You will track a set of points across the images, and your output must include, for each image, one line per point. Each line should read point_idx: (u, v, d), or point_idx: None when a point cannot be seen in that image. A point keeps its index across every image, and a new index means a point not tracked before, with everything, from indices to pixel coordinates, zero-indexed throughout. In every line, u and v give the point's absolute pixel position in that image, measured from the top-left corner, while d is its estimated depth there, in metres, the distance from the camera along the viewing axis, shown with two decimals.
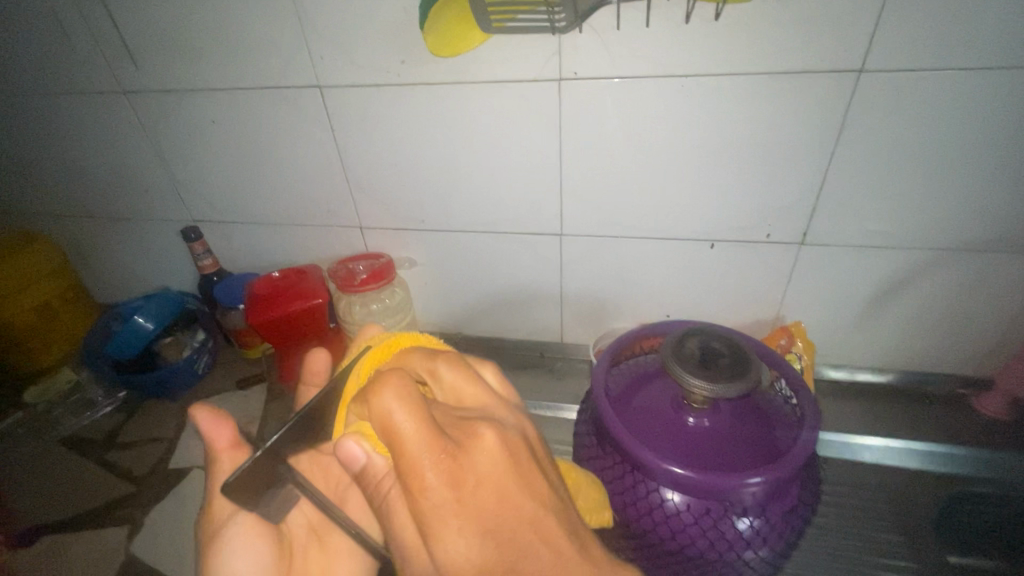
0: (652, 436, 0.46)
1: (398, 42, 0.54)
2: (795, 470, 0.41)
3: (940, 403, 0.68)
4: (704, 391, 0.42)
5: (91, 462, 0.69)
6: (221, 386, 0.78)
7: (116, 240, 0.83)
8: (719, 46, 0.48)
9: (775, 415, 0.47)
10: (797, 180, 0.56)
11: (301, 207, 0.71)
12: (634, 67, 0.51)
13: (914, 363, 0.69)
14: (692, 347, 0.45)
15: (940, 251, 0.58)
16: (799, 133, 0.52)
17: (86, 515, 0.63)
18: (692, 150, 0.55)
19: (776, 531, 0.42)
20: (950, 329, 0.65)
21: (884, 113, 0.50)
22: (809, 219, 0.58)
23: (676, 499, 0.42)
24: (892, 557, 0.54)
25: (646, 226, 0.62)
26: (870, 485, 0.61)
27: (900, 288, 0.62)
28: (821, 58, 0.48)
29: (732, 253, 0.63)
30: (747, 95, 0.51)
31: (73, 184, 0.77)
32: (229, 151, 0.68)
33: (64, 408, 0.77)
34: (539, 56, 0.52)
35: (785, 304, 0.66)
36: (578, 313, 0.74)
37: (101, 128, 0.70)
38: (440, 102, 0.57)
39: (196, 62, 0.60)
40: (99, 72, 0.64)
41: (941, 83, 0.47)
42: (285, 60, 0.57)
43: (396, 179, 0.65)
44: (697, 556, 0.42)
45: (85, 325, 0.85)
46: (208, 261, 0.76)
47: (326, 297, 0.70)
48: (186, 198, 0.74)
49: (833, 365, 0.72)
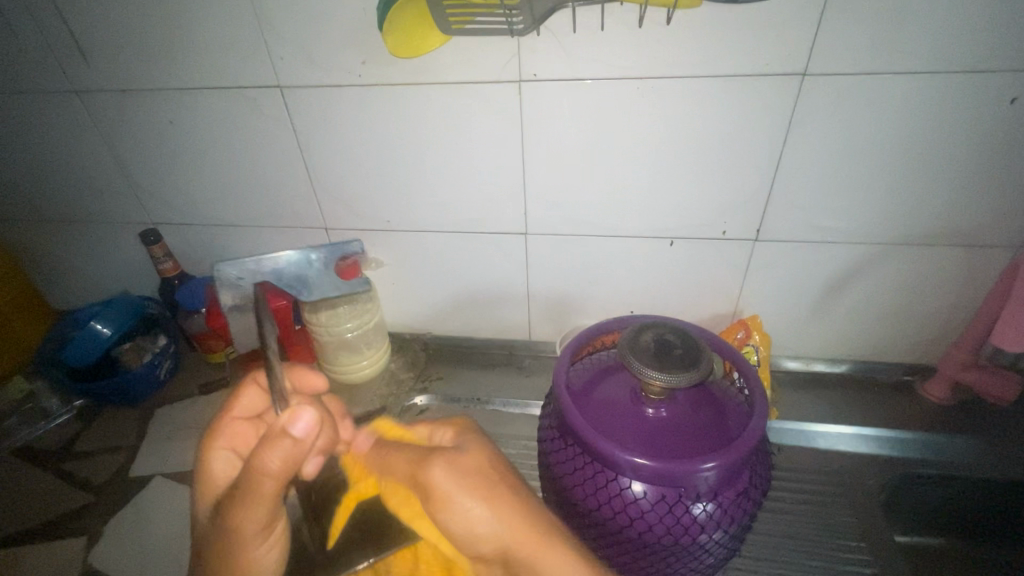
0: (612, 427, 0.47)
1: (358, 43, 0.54)
2: (746, 455, 0.42)
3: (887, 390, 0.72)
4: (659, 382, 0.43)
5: (46, 473, 0.67)
6: (183, 391, 0.76)
7: (71, 244, 0.80)
8: (670, 51, 0.50)
9: (728, 404, 0.49)
10: (749, 181, 0.58)
11: (265, 209, 0.70)
12: (591, 70, 0.52)
13: (862, 353, 0.72)
14: (647, 340, 0.47)
15: (882, 245, 0.61)
16: (748, 135, 0.54)
17: (40, 527, 0.61)
18: (650, 152, 0.57)
19: (730, 514, 0.44)
20: (894, 319, 0.68)
21: (826, 114, 0.52)
22: (762, 217, 0.61)
23: (635, 487, 0.44)
24: (843, 538, 0.57)
25: (607, 225, 0.64)
26: (824, 469, 0.64)
27: (849, 279, 0.65)
28: (767, 61, 0.50)
29: (691, 249, 0.65)
30: (699, 98, 0.53)
31: (23, 186, 0.75)
32: (187, 151, 0.66)
33: (16, 418, 0.74)
34: (499, 58, 0.53)
35: (742, 298, 0.69)
36: (544, 311, 0.75)
37: (51, 128, 0.68)
38: (401, 103, 0.57)
39: (150, 61, 0.59)
40: (49, 71, 0.63)
41: (878, 85, 0.50)
42: (244, 59, 0.57)
43: (360, 179, 0.65)
44: (655, 542, 0.44)
45: (38, 332, 0.82)
46: (169, 263, 0.75)
47: (293, 299, 0.70)
48: (144, 200, 0.73)
49: (790, 356, 0.75)
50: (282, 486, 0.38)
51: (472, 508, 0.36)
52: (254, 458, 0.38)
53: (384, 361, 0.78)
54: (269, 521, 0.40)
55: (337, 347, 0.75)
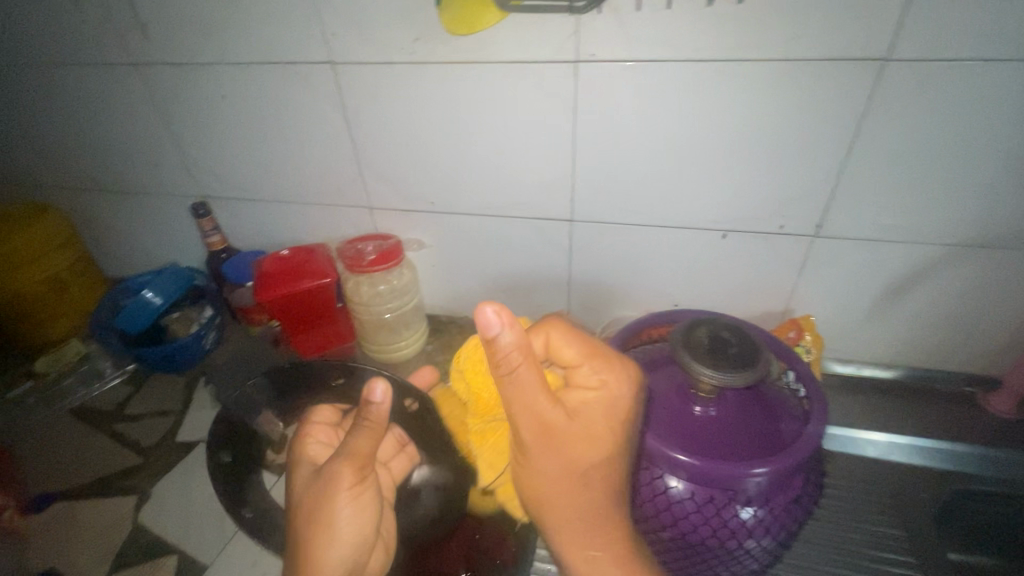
0: (658, 422, 0.46)
1: (412, 18, 0.53)
2: (800, 462, 0.40)
3: (946, 400, 0.68)
4: (712, 380, 0.41)
5: (99, 432, 0.70)
6: (229, 360, 0.78)
7: (125, 214, 0.83)
8: (740, 29, 0.47)
9: (781, 407, 0.47)
10: (813, 174, 0.55)
11: (311, 185, 0.71)
12: (651, 51, 0.50)
13: (920, 359, 0.69)
14: (702, 336, 0.45)
15: (954, 247, 0.57)
16: (817, 123, 0.51)
17: (94, 483, 0.64)
18: (706, 139, 0.55)
19: (780, 520, 0.42)
20: (960, 326, 0.64)
21: (904, 102, 0.49)
22: (824, 212, 0.57)
23: (679, 486, 0.42)
24: (890, 551, 0.54)
25: (657, 214, 0.62)
26: (873, 478, 0.61)
27: (913, 282, 0.61)
28: (846, 44, 0.46)
29: (743, 243, 0.62)
30: (764, 85, 0.50)
31: (83, 156, 0.77)
32: (238, 126, 0.67)
33: (73, 379, 0.77)
34: (556, 37, 0.51)
35: (795, 296, 0.66)
36: (585, 299, 0.73)
37: (110, 99, 0.69)
38: (451, 80, 0.56)
39: (207, 34, 0.60)
40: (110, 43, 0.64)
41: (965, 72, 0.46)
42: (297, 33, 0.57)
43: (405, 158, 0.64)
44: (698, 543, 0.43)
45: (93, 298, 0.86)
46: (216, 237, 0.76)
47: (334, 277, 0.70)
48: (195, 173, 0.74)
49: (841, 359, 0.71)
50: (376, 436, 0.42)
51: (595, 377, 0.39)
52: (303, 440, 0.48)
53: (422, 342, 0.79)
54: (359, 477, 0.43)
55: (376, 326, 0.76)
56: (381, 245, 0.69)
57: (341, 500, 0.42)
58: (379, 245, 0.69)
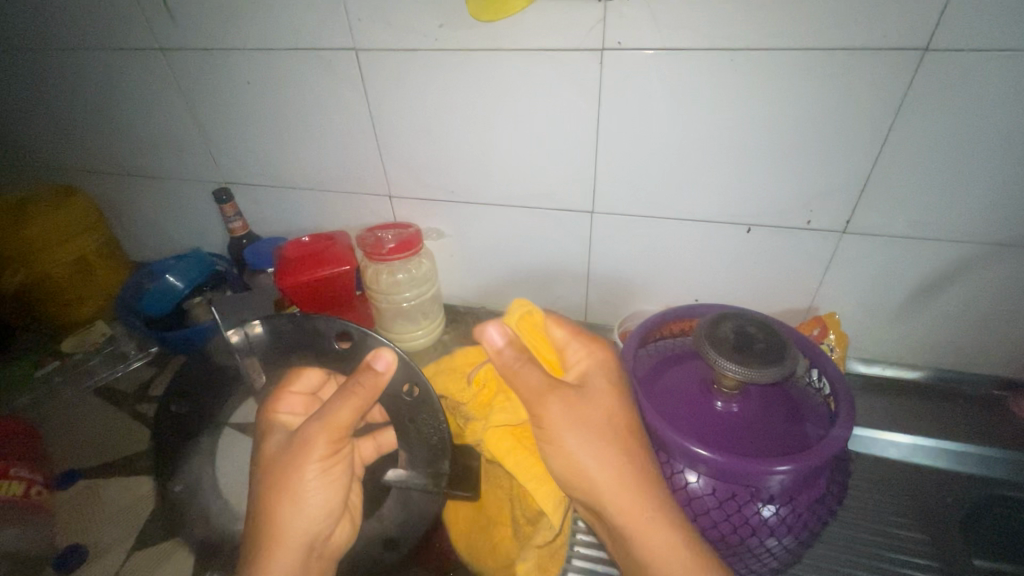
0: (678, 417, 0.45)
1: (438, 4, 0.52)
2: (825, 462, 0.39)
3: (974, 403, 0.66)
4: (736, 376, 0.40)
5: (123, 412, 0.72)
6: None
7: (149, 199, 0.84)
8: (774, 17, 0.46)
9: (806, 405, 0.46)
10: (843, 168, 0.53)
11: (332, 173, 0.71)
12: (680, 39, 0.49)
13: (948, 361, 0.67)
14: (726, 330, 0.44)
15: (990, 245, 0.55)
16: (852, 115, 0.50)
17: (117, 462, 0.65)
18: (734, 131, 0.53)
19: (802, 519, 0.41)
20: (992, 328, 0.62)
21: (944, 94, 0.47)
22: (853, 207, 0.56)
23: (699, 482, 0.42)
24: (911, 555, 0.53)
25: (679, 208, 0.61)
26: (894, 480, 0.60)
27: (945, 281, 0.59)
28: (885, 33, 0.45)
29: (767, 238, 0.61)
30: (796, 76, 0.49)
31: (110, 141, 0.78)
32: (260, 113, 0.67)
33: (97, 360, 0.79)
34: (584, 24, 0.50)
35: (819, 294, 0.65)
36: (603, 293, 0.73)
37: (136, 84, 0.70)
38: (474, 68, 0.56)
39: (233, 20, 0.60)
40: (138, 28, 0.64)
41: (1010, 63, 0.44)
42: (322, 19, 0.57)
43: (427, 146, 0.64)
44: (718, 539, 0.42)
45: (117, 281, 0.88)
46: (238, 223, 0.77)
47: (354, 264, 0.70)
48: (218, 158, 0.75)
49: (864, 359, 0.70)
50: (355, 412, 0.47)
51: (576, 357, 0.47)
52: (274, 411, 0.53)
53: (438, 331, 0.79)
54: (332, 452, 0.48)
55: (394, 314, 0.76)
56: (400, 233, 0.69)
57: (310, 468, 0.47)
58: (398, 234, 0.70)
